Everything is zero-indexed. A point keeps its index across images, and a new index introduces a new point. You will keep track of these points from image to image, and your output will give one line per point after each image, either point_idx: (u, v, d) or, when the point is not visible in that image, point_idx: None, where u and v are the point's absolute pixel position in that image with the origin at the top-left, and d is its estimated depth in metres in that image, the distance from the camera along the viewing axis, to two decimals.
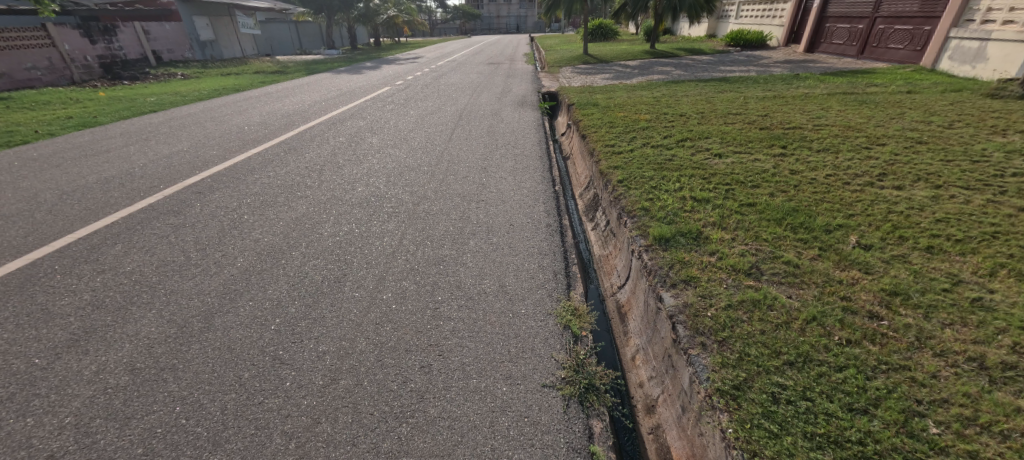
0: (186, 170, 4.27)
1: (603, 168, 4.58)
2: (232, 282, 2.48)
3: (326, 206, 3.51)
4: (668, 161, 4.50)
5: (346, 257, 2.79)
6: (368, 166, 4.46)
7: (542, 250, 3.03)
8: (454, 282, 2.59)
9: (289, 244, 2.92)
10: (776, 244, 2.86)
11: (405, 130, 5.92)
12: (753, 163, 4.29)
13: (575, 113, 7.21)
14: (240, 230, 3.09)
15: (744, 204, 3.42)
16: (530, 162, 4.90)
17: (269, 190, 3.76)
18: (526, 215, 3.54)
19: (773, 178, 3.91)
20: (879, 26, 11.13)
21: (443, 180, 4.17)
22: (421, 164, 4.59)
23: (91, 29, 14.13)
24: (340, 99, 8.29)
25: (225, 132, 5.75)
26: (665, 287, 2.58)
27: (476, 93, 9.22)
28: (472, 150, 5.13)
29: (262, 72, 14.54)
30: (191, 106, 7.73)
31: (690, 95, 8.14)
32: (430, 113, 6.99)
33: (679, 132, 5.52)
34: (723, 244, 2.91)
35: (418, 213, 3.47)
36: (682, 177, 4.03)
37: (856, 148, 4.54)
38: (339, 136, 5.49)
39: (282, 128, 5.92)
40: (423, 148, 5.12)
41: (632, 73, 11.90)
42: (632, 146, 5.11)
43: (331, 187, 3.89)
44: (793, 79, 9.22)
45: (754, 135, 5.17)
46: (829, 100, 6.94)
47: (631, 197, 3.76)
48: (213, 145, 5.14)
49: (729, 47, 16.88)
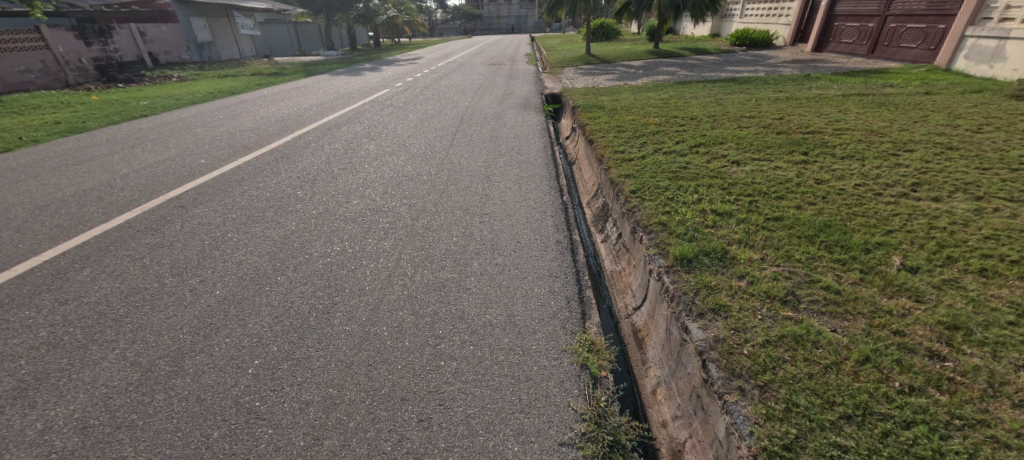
0: (170, 181, 4.02)
1: (613, 176, 4.32)
2: (209, 313, 2.22)
3: (317, 221, 3.25)
4: (683, 169, 4.23)
5: (337, 283, 2.52)
6: (363, 175, 4.20)
7: (552, 272, 2.76)
8: (456, 312, 2.32)
9: (275, 267, 2.65)
10: (811, 266, 2.59)
11: (404, 135, 5.65)
12: (774, 171, 4.03)
13: (580, 116, 6.95)
14: (223, 250, 2.83)
15: (770, 218, 3.16)
16: (536, 169, 4.63)
17: (257, 203, 3.51)
18: (534, 230, 3.27)
19: (798, 188, 3.64)
20: (890, 25, 10.85)
21: (444, 191, 3.90)
22: (420, 172, 4.33)
23: (86, 31, 13.91)
24: (336, 102, 8.03)
25: (216, 138, 5.50)
26: (691, 316, 2.31)
27: (478, 95, 8.94)
28: (474, 157, 4.86)
29: (259, 74, 14.30)
30: (183, 111, 7.48)
31: (699, 96, 7.87)
32: (430, 117, 6.73)
33: (691, 136, 5.25)
34: (753, 265, 2.64)
35: (417, 228, 3.20)
36: (700, 187, 3.76)
37: (883, 155, 4.26)
38: (334, 142, 5.23)
39: (275, 134, 5.67)
40: (424, 155, 4.86)
41: (636, 73, 11.62)
42: (642, 151, 4.85)
43: (324, 200, 3.62)
44: (804, 79, 8.94)
45: (772, 140, 4.89)
46: (846, 102, 6.66)
47: (647, 210, 3.49)
48: (201, 153, 4.88)
49: (734, 47, 16.58)
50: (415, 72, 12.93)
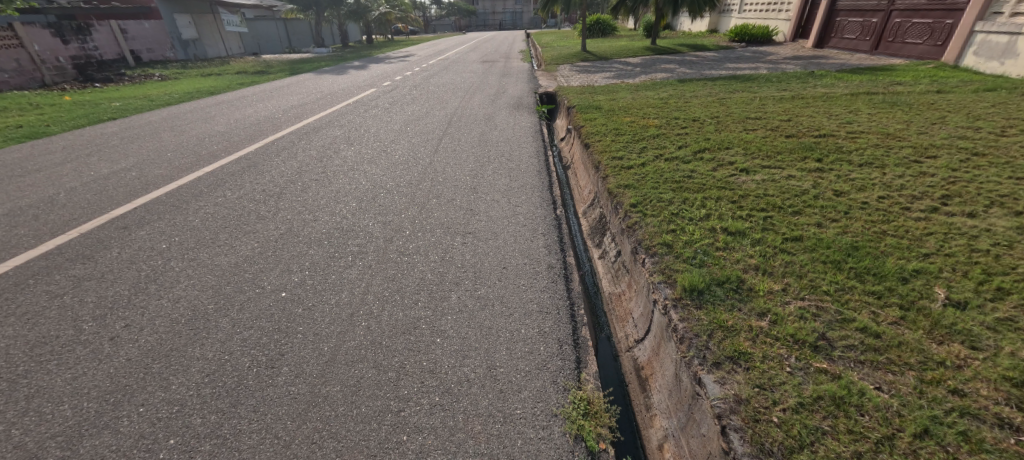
0: (119, 196, 3.61)
1: (611, 186, 3.95)
2: (125, 372, 1.85)
3: (278, 245, 2.86)
4: (687, 179, 3.87)
5: (289, 326, 2.14)
6: (336, 188, 3.81)
7: (542, 307, 2.38)
8: (426, 364, 1.95)
9: (218, 306, 2.27)
10: (842, 301, 2.24)
11: (386, 140, 5.24)
12: (788, 181, 3.67)
13: (575, 117, 6.58)
14: (160, 283, 2.44)
15: (789, 238, 2.80)
16: (527, 178, 4.25)
17: (212, 223, 3.12)
18: (522, 253, 2.89)
19: (816, 200, 3.28)
20: (895, 20, 10.52)
21: (424, 206, 3.51)
22: (399, 183, 3.94)
23: (62, 28, 13.38)
24: (318, 103, 7.62)
25: (182, 144, 5.09)
26: (705, 365, 1.95)
27: (469, 95, 8.53)
28: (460, 165, 4.47)
29: (244, 73, 13.80)
30: (154, 113, 7.05)
31: (699, 95, 7.51)
32: (416, 119, 6.35)
33: (694, 141, 4.88)
34: (774, 298, 2.28)
35: (391, 253, 2.83)
36: (707, 199, 3.40)
37: (904, 162, 3.91)
38: (309, 149, 4.83)
39: (246, 139, 5.26)
40: (406, 163, 4.47)
41: (633, 71, 11.25)
42: (643, 158, 4.47)
43: (288, 218, 3.24)
44: (809, 77, 8.59)
45: (782, 145, 4.53)
46: (855, 101, 6.31)
47: (649, 227, 3.12)
48: (163, 161, 4.48)
49: (733, 42, 16.22)
50: (405, 70, 12.49)
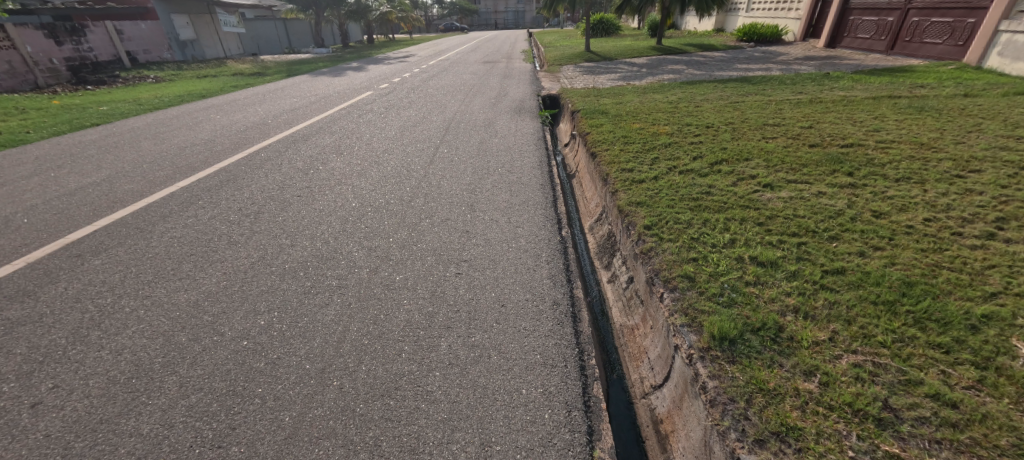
0: (81, 216, 3.29)
1: (621, 202, 3.60)
2: (39, 455, 1.54)
3: (247, 277, 2.53)
4: (705, 195, 3.52)
5: (247, 387, 1.80)
6: (321, 206, 3.47)
7: (546, 359, 2.04)
8: (406, 441, 1.62)
9: (166, 359, 1.94)
10: (903, 356, 1.90)
11: (379, 150, 4.90)
12: (818, 199, 3.31)
13: (581, 121, 6.21)
14: (103, 328, 2.12)
15: (829, 271, 2.46)
16: (530, 193, 3.90)
17: (176, 250, 2.79)
18: (524, 287, 2.55)
19: (853, 223, 2.93)
20: (912, 19, 10.12)
21: (415, 227, 3.17)
22: (389, 200, 3.60)
23: (56, 29, 13.10)
24: (311, 107, 7.29)
25: (161, 154, 4.77)
26: (747, 443, 1.61)
27: (469, 98, 8.16)
28: (457, 178, 4.13)
29: (240, 74, 13.48)
30: (139, 119, 6.74)
31: (711, 99, 7.14)
32: (412, 125, 6.01)
33: (709, 150, 4.51)
34: (821, 352, 1.94)
35: (374, 287, 2.49)
36: (729, 221, 3.06)
37: (946, 177, 3.55)
38: (295, 160, 4.50)
39: (230, 148, 4.94)
40: (399, 176, 4.13)
41: (640, 72, 10.88)
42: (655, 170, 4.12)
43: (262, 243, 2.90)
44: (825, 79, 8.20)
45: (807, 156, 4.16)
46: (879, 106, 5.93)
47: (667, 254, 2.77)
48: (137, 174, 4.15)
49: (741, 42, 15.82)
50: (404, 72, 12.15)
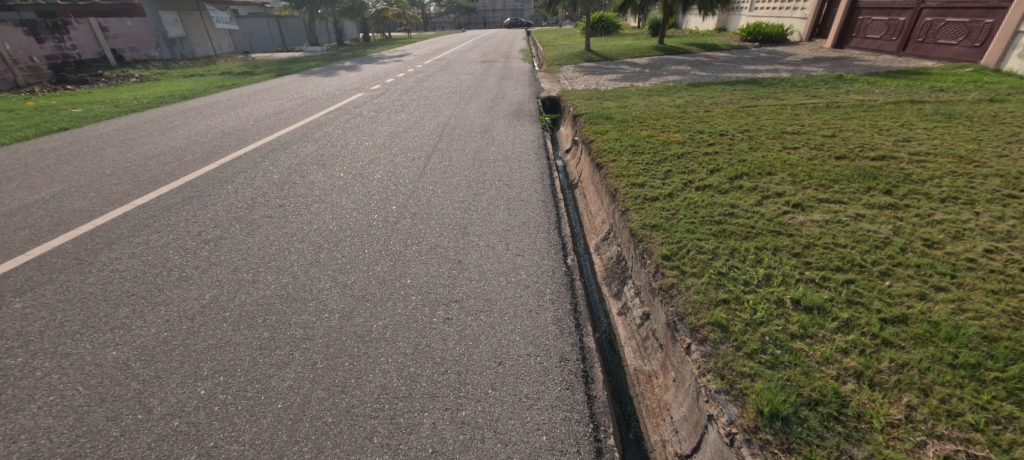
0: (16, 242, 2.87)
1: (633, 224, 3.20)
2: None
3: (193, 326, 2.12)
4: (728, 217, 3.12)
5: None
6: (293, 228, 3.05)
7: (554, 443, 1.65)
8: None
9: (72, 451, 1.54)
10: (1003, 445, 1.51)
11: (364, 160, 4.49)
12: (857, 223, 2.92)
13: (583, 127, 5.81)
14: (4, 403, 1.72)
15: (888, 320, 2.07)
16: (530, 212, 3.48)
17: (113, 289, 2.38)
18: (525, 337, 2.14)
19: (905, 255, 2.54)
20: (925, 18, 9.76)
21: (400, 256, 2.76)
22: (372, 221, 3.18)
23: (36, 27, 12.60)
24: (296, 110, 6.86)
25: (125, 165, 4.35)
26: None
27: (465, 101, 7.72)
28: (449, 194, 3.71)
29: (228, 73, 13.00)
30: (111, 123, 6.30)
31: (720, 103, 6.74)
32: (402, 131, 5.59)
33: (727, 162, 4.11)
34: (899, 439, 1.55)
35: (346, 338, 2.08)
36: (759, 250, 2.67)
37: (996, 197, 3.16)
38: (270, 172, 4.08)
39: (201, 157, 4.52)
40: (385, 192, 3.71)
41: (642, 73, 10.47)
42: (668, 186, 3.71)
43: (219, 278, 2.49)
44: (838, 82, 7.82)
45: (837, 170, 3.76)
46: (902, 112, 5.55)
47: (692, 293, 2.37)
48: (92, 189, 3.73)
49: (744, 42, 15.44)
50: (398, 72, 11.71)
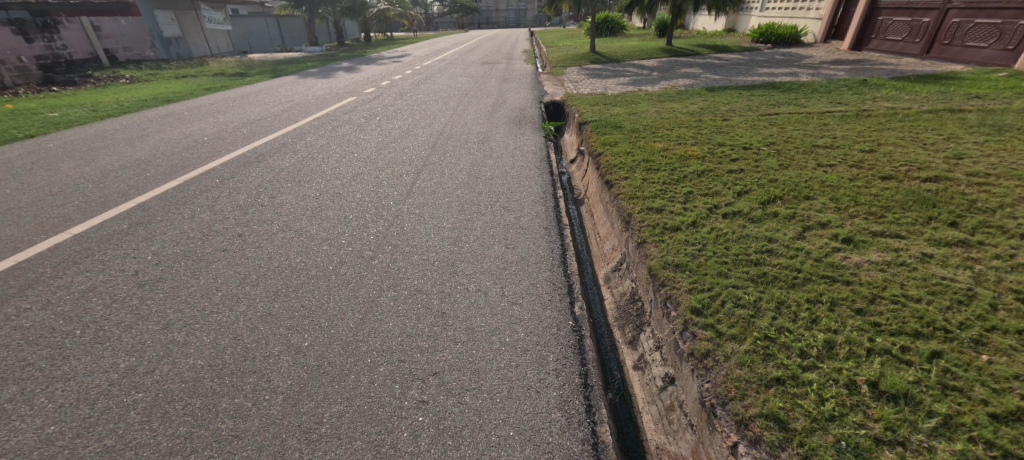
0: None
1: (652, 261, 2.70)
2: None
3: (89, 415, 1.65)
4: (766, 255, 2.61)
5: None
6: (248, 267, 2.56)
7: None
8: None
9: None
10: None
11: (345, 175, 4.02)
12: (927, 267, 2.42)
13: (591, 136, 5.29)
14: None
15: (1002, 418, 1.58)
16: (531, 244, 2.98)
17: (7, 355, 1.91)
18: (521, 433, 1.66)
19: (999, 316, 2.04)
20: (952, 19, 9.22)
21: (372, 307, 2.27)
22: (343, 258, 2.70)
23: (25, 26, 12.23)
24: (281, 115, 6.39)
25: (77, 181, 3.88)
26: None
27: (463, 107, 7.23)
28: (437, 220, 3.22)
29: (221, 74, 12.53)
30: (80, 130, 5.84)
31: (738, 110, 6.22)
32: (392, 141, 5.11)
33: (756, 183, 3.59)
34: None
35: (285, 434, 1.60)
36: (813, 304, 2.16)
37: None
38: (236, 191, 3.61)
39: (164, 172, 4.05)
40: (364, 217, 3.22)
41: (651, 76, 9.93)
42: (690, 211, 3.21)
43: (141, 339, 2.01)
44: (863, 87, 7.28)
45: (886, 195, 3.26)
46: (944, 123, 5.02)
47: (736, 367, 1.88)
48: (30, 212, 3.26)
49: (756, 43, 14.89)
50: (395, 74, 11.23)
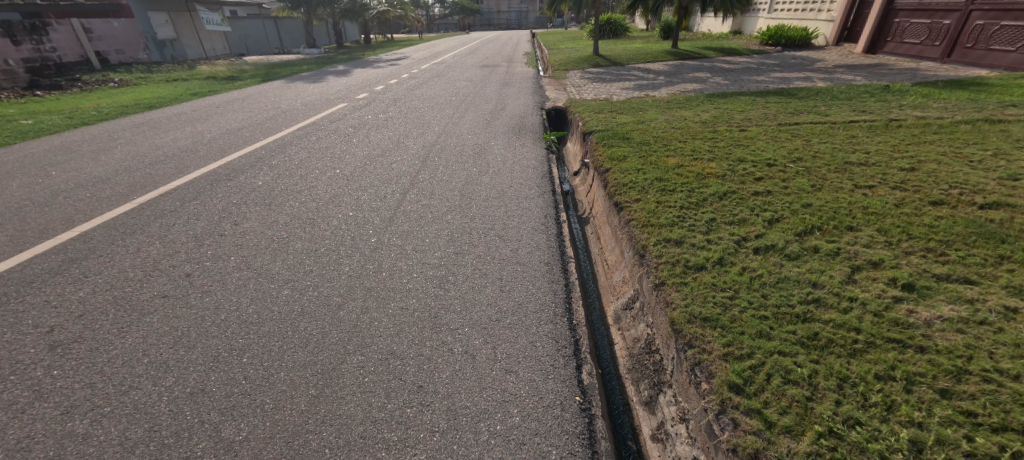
0: None
1: (675, 310, 2.24)
2: None
3: None
4: (813, 306, 2.16)
5: None
6: (189, 320, 2.14)
7: None
8: None
9: None
10: None
11: (323, 196, 3.60)
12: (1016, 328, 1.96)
13: (596, 148, 4.85)
14: None
15: None
16: (530, 285, 2.54)
17: None
18: None
19: None
20: (975, 21, 8.76)
21: (331, 379, 1.83)
22: (306, 306, 2.26)
23: (12, 27, 11.85)
24: (264, 124, 5.98)
25: (23, 202, 3.48)
26: None
27: (459, 114, 6.82)
28: (422, 254, 2.78)
29: (213, 78, 12.14)
30: (46, 140, 5.44)
31: (755, 119, 5.78)
32: (379, 154, 4.69)
33: (787, 208, 3.15)
34: None
35: None
36: (884, 383, 1.72)
37: None
38: (196, 216, 3.19)
39: (123, 192, 3.64)
40: (337, 250, 2.79)
41: (657, 80, 9.50)
42: (716, 245, 2.77)
43: (30, 430, 1.59)
44: (885, 94, 6.83)
45: (942, 226, 2.80)
46: (985, 135, 4.57)
47: None
48: None
49: (764, 46, 14.44)
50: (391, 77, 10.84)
